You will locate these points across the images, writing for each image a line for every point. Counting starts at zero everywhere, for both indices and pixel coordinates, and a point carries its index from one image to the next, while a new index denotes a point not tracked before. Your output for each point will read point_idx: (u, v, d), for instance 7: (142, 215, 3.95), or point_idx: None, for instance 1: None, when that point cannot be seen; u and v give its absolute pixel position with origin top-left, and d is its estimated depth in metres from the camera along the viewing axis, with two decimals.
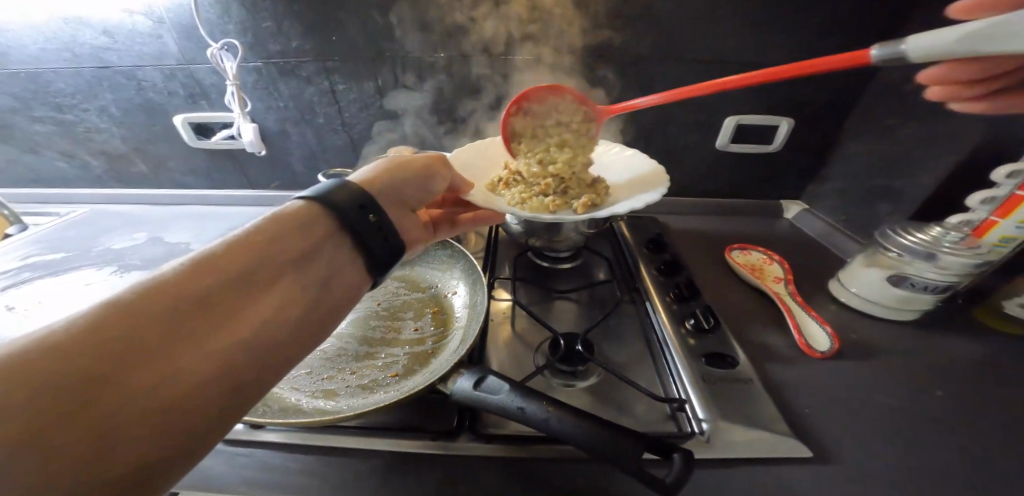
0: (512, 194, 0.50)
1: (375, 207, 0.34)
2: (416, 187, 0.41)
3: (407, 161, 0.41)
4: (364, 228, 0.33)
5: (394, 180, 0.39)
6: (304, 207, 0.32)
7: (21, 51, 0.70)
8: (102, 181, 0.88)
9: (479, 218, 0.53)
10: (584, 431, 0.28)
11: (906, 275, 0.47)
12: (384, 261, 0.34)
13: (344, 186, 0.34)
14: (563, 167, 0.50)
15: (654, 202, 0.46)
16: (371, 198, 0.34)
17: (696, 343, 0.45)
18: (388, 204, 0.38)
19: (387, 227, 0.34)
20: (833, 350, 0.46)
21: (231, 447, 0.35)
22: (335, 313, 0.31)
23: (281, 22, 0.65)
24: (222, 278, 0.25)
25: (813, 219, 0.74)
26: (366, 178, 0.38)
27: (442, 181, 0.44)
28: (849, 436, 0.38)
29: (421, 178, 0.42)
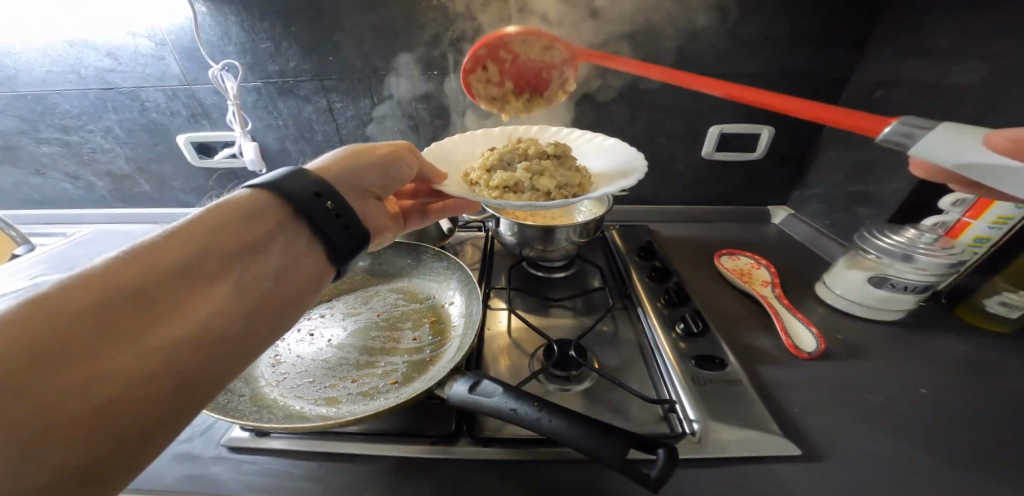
0: (487, 186, 0.49)
1: (331, 192, 0.35)
2: (375, 177, 0.43)
3: (364, 152, 0.43)
4: (318, 213, 0.34)
5: (350, 169, 0.41)
6: (252, 197, 0.33)
7: (28, 75, 0.72)
8: (105, 201, 0.90)
9: (448, 207, 0.55)
10: (573, 431, 0.29)
11: (887, 276, 0.49)
12: (341, 245, 0.36)
13: (297, 173, 0.36)
14: (546, 163, 0.49)
15: (631, 186, 0.45)
16: (324, 184, 0.35)
17: (686, 347, 0.46)
18: (346, 192, 0.40)
19: (343, 212, 0.35)
20: (820, 350, 0.48)
21: (238, 454, 0.36)
22: (293, 299, 0.32)
23: (279, 43, 0.67)
24: (164, 272, 0.26)
25: (799, 224, 0.76)
26: (321, 167, 0.40)
27: (410, 168, 0.45)
28: (837, 434, 0.39)
29: (381, 168, 0.43)
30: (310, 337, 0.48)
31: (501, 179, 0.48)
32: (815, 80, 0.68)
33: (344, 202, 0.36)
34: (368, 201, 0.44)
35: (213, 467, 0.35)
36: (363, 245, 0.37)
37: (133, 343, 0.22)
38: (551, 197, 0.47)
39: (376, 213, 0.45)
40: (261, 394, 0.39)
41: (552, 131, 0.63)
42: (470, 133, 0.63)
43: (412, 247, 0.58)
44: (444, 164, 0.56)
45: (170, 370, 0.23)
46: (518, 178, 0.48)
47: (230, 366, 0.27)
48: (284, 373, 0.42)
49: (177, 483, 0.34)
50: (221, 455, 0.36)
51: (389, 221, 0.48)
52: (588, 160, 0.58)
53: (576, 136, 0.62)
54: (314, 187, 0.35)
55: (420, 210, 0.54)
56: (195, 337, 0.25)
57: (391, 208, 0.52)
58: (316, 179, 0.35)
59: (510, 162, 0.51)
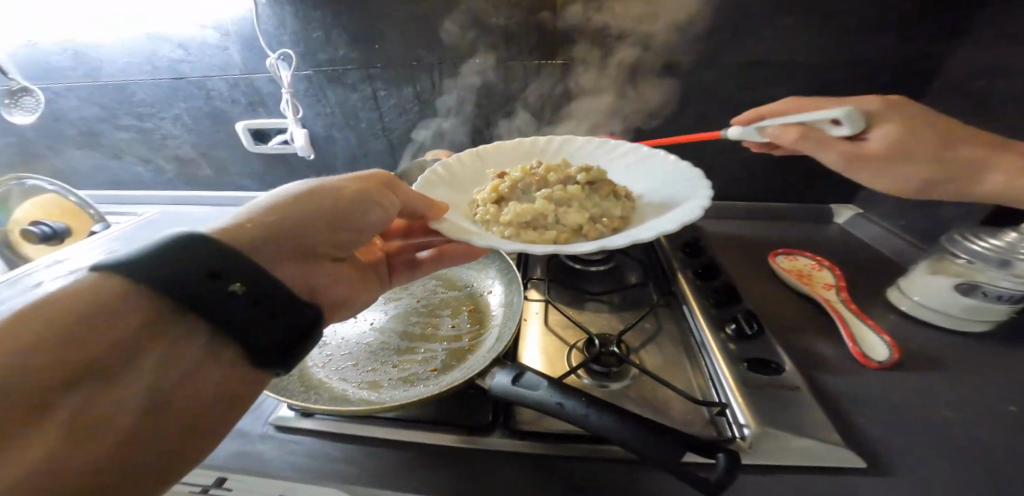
0: (499, 222, 0.41)
1: (242, 270, 0.23)
2: (328, 229, 0.33)
3: (310, 192, 0.33)
4: (225, 307, 0.22)
5: (284, 220, 0.30)
6: (101, 284, 0.20)
7: (111, 65, 0.79)
8: (172, 184, 0.97)
9: (446, 256, 0.48)
10: (623, 430, 0.28)
11: (979, 284, 0.44)
12: (269, 344, 0.25)
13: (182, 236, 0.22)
14: (572, 192, 0.43)
15: (687, 222, 0.36)
16: (230, 258, 0.23)
17: (737, 348, 0.43)
18: (269, 256, 0.29)
19: (265, 298, 0.24)
20: (892, 360, 0.43)
21: (283, 435, 0.37)
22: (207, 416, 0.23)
23: (330, 32, 0.69)
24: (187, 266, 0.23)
25: (867, 225, 0.69)
26: (228, 229, 0.28)
27: (383, 212, 0.36)
28: (913, 452, 0.35)
29: (339, 217, 0.34)
30: (353, 319, 0.49)
31: (518, 215, 0.41)
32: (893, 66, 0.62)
33: (265, 280, 0.25)
34: (318, 262, 0.34)
35: (260, 444, 0.36)
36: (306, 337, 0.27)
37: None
38: (584, 235, 0.40)
39: (336, 277, 0.37)
40: (308, 374, 0.40)
41: (580, 142, 0.57)
42: (482, 148, 0.56)
43: None
44: (455, 186, 0.49)
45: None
46: (537, 212, 0.41)
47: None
48: (330, 354, 0.43)
49: (228, 459, 0.35)
50: (268, 434, 0.37)
51: (355, 279, 0.40)
52: (629, 179, 0.52)
53: (612, 147, 0.56)
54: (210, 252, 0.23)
55: (411, 260, 0.48)
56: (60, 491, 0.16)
57: (371, 255, 0.46)
58: (222, 245, 0.24)
59: (527, 191, 0.45)
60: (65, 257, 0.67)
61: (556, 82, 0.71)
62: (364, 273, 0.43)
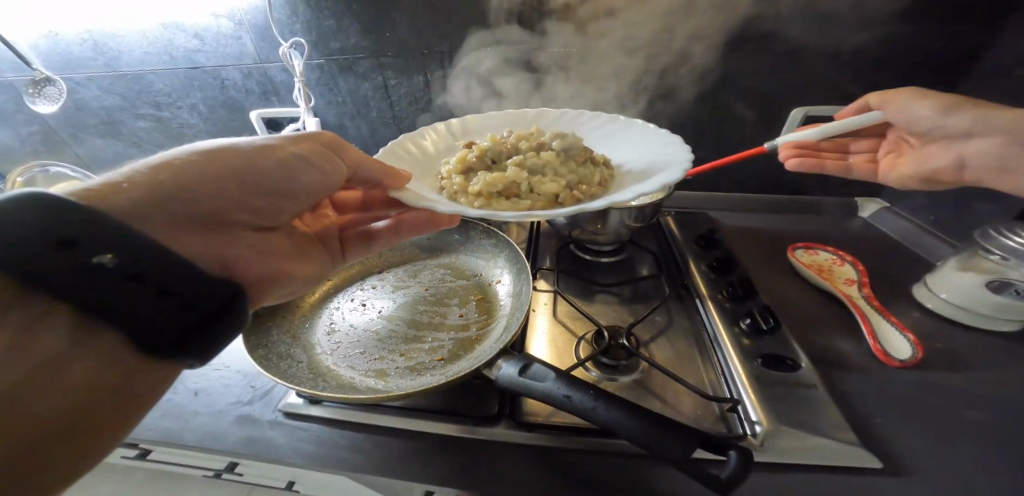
0: (467, 193, 0.41)
1: (114, 239, 0.23)
2: (244, 192, 0.33)
3: (222, 151, 0.32)
4: (97, 279, 0.22)
5: (195, 181, 0.29)
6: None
7: (130, 56, 0.80)
8: None
9: (402, 225, 0.47)
10: (633, 424, 0.27)
11: (1011, 281, 0.42)
12: (157, 321, 0.24)
13: (28, 197, 0.21)
14: (546, 160, 0.42)
15: (669, 184, 0.35)
16: (101, 226, 0.22)
17: (751, 343, 0.42)
18: (166, 221, 0.28)
19: (147, 268, 0.24)
20: (916, 358, 0.42)
21: (292, 422, 0.38)
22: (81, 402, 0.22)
23: (342, 21, 0.69)
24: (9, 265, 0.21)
25: (894, 219, 0.67)
26: (101, 190, 0.25)
27: (322, 173, 0.37)
28: (937, 454, 0.33)
29: (259, 180, 0.33)
30: (360, 307, 0.49)
31: (491, 184, 0.40)
32: (929, 52, 0.58)
33: (143, 252, 0.24)
34: (234, 229, 0.34)
35: (270, 431, 0.37)
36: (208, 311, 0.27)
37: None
38: (561, 203, 0.40)
39: (260, 247, 0.37)
40: (316, 361, 0.41)
41: (547, 112, 0.56)
42: (449, 122, 0.54)
43: (461, 223, 0.58)
44: (420, 160, 0.48)
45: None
46: (509, 181, 0.40)
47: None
48: (338, 342, 0.44)
49: (238, 445, 0.36)
50: (277, 420, 0.38)
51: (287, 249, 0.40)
52: (602, 146, 0.51)
53: (583, 118, 0.55)
54: (72, 212, 0.22)
55: (361, 234, 0.48)
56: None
57: (314, 229, 0.47)
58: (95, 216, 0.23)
59: (497, 161, 0.45)
60: None
61: (570, 70, 0.70)
62: (296, 243, 0.43)
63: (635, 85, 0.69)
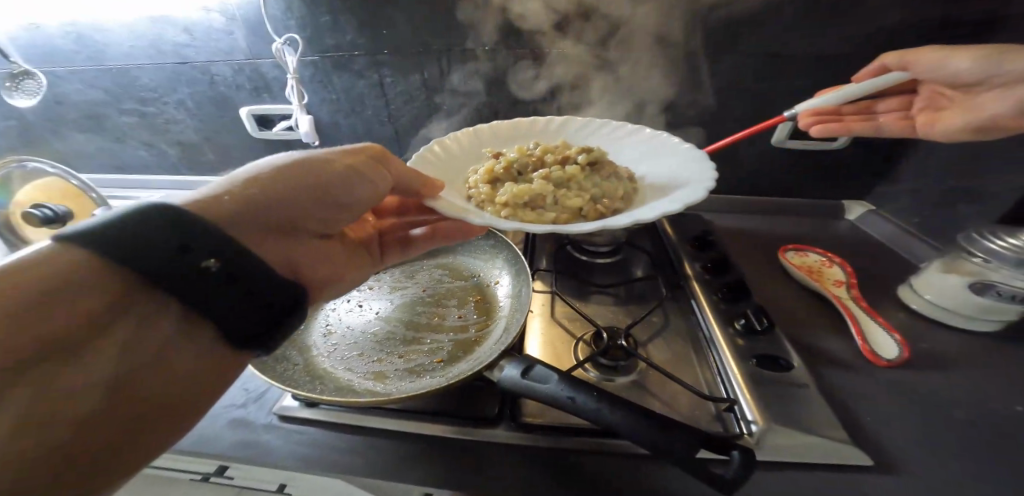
0: (494, 203, 0.41)
1: (217, 245, 0.24)
2: (312, 204, 0.33)
3: (294, 165, 0.33)
4: (197, 282, 0.23)
5: (268, 196, 0.30)
6: (61, 255, 0.21)
7: (115, 49, 0.78)
8: (175, 169, 0.96)
9: (438, 233, 0.48)
10: (636, 425, 0.27)
11: (992, 282, 0.43)
12: (238, 322, 0.26)
13: (147, 209, 0.22)
14: (571, 173, 0.42)
15: (691, 203, 0.36)
16: (207, 232, 0.24)
17: (745, 344, 0.43)
18: (251, 232, 0.29)
19: (239, 273, 0.25)
20: (902, 358, 0.43)
21: (288, 424, 0.37)
22: (167, 391, 0.24)
23: (338, 17, 0.68)
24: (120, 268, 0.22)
25: (881, 222, 0.69)
26: (198, 202, 0.27)
27: (371, 186, 0.36)
28: (922, 450, 0.35)
29: (322, 194, 0.34)
30: (358, 308, 0.48)
31: (518, 195, 0.40)
32: None
33: (234, 259, 0.25)
34: (302, 236, 0.35)
35: (265, 434, 0.36)
36: (276, 315, 0.29)
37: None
38: (585, 215, 0.40)
39: (318, 256, 0.38)
40: (313, 363, 0.40)
41: (570, 122, 0.56)
42: (478, 127, 0.55)
43: None
44: (446, 165, 0.48)
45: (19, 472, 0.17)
46: (536, 192, 0.41)
47: (102, 460, 0.20)
48: (335, 344, 0.43)
49: (231, 449, 0.35)
50: (272, 423, 0.37)
51: (341, 252, 0.41)
52: (625, 159, 0.52)
53: (606, 129, 0.55)
54: (175, 220, 0.23)
55: (402, 238, 0.48)
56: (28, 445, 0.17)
57: (359, 234, 0.46)
58: (194, 223, 0.24)
59: (523, 172, 0.45)
60: None
61: (567, 71, 0.70)
62: (346, 247, 0.43)
63: (632, 87, 0.70)
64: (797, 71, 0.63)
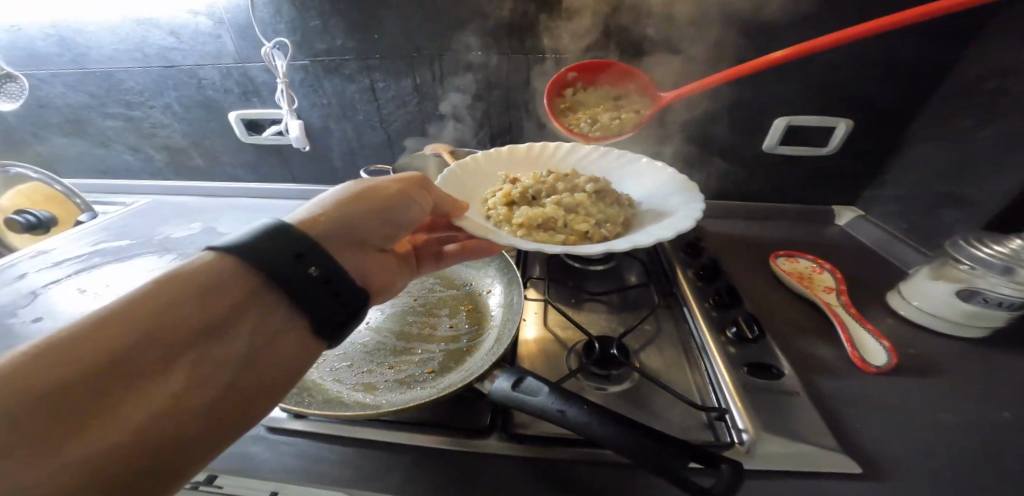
0: (511, 223, 0.42)
1: (313, 251, 0.27)
2: (379, 223, 0.34)
3: (360, 194, 0.34)
4: (299, 284, 0.25)
5: (343, 217, 0.32)
6: (211, 264, 0.25)
7: (99, 52, 0.76)
8: (162, 173, 0.94)
9: (467, 249, 0.49)
10: (626, 439, 0.27)
11: (978, 290, 0.43)
12: (333, 318, 0.27)
13: (270, 229, 0.27)
14: (580, 197, 0.43)
15: (686, 229, 0.37)
16: (307, 242, 0.27)
17: (737, 352, 0.43)
18: (341, 245, 0.31)
19: (334, 276, 0.27)
20: (891, 365, 0.43)
21: (275, 436, 0.36)
22: (283, 378, 0.25)
23: (328, 20, 0.67)
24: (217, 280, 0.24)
25: (870, 228, 0.70)
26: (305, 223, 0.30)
27: (420, 209, 0.37)
28: (911, 456, 0.35)
29: (386, 212, 0.35)
30: None
31: (534, 216, 0.41)
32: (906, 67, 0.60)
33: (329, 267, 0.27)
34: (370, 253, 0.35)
35: (251, 446, 0.36)
36: (362, 315, 0.29)
37: (103, 427, 0.18)
38: (591, 239, 0.41)
39: (385, 268, 0.37)
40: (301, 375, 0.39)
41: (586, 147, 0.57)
42: (495, 148, 0.55)
43: None
44: (466, 186, 0.49)
45: (156, 442, 0.19)
46: (549, 215, 0.41)
47: (171, 465, 0.19)
48: (324, 354, 0.42)
49: (218, 461, 0.34)
50: (259, 435, 0.36)
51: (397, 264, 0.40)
52: (632, 187, 0.52)
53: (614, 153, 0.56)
54: (290, 238, 0.27)
55: (436, 252, 0.47)
56: (168, 416, 0.19)
57: (402, 249, 0.44)
58: (295, 241, 0.26)
59: (537, 197, 0.45)
60: (52, 247, 0.66)
61: None
62: (401, 264, 0.41)
63: None
64: (788, 77, 0.63)
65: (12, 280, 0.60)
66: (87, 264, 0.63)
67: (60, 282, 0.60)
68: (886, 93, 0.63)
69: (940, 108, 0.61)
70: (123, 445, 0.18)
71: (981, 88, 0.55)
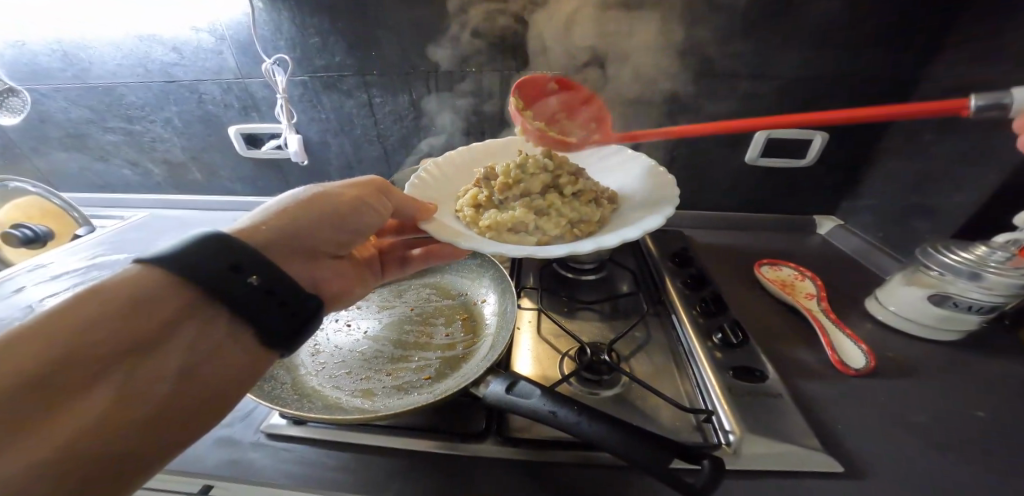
0: (479, 225, 0.43)
1: (257, 264, 0.29)
2: (329, 231, 0.36)
3: (311, 199, 0.36)
4: (242, 294, 0.27)
5: (290, 226, 0.34)
6: (145, 275, 0.25)
7: (101, 67, 0.78)
8: (160, 187, 0.95)
9: (433, 255, 0.51)
10: (614, 439, 0.28)
11: (949, 295, 0.46)
12: (277, 328, 0.29)
13: (210, 236, 0.28)
14: (551, 199, 0.44)
15: (653, 228, 0.38)
16: (250, 255, 0.29)
17: (723, 357, 0.44)
18: (286, 254, 0.33)
19: (276, 285, 0.29)
20: (869, 367, 0.45)
21: (275, 443, 0.37)
22: (227, 385, 0.27)
23: (327, 38, 0.70)
24: (154, 290, 0.25)
25: (848, 236, 0.73)
26: (246, 231, 0.31)
27: (378, 214, 0.39)
28: (886, 453, 0.37)
29: (338, 219, 0.37)
30: (346, 327, 0.49)
31: (501, 218, 0.42)
32: (878, 85, 0.63)
33: (273, 275, 0.29)
34: (321, 260, 0.37)
35: (252, 453, 0.36)
36: (307, 324, 0.31)
37: (49, 433, 0.19)
38: (562, 240, 0.42)
39: (336, 273, 0.40)
40: (301, 382, 0.40)
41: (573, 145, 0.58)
42: (472, 146, 0.57)
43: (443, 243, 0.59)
44: (439, 186, 0.50)
45: (99, 445, 0.20)
46: (518, 217, 0.42)
47: (120, 465, 0.21)
48: (323, 362, 0.43)
49: (218, 468, 0.35)
50: (258, 442, 0.37)
51: (352, 271, 0.42)
52: (611, 180, 0.53)
53: (592, 148, 0.57)
54: (232, 246, 0.28)
55: (401, 258, 0.50)
56: (111, 423, 0.21)
57: (365, 254, 0.47)
58: (237, 250, 0.28)
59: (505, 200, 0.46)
60: (51, 261, 0.66)
61: None
62: (361, 269, 0.45)
63: (612, 108, 0.72)
64: (768, 94, 0.67)
65: (8, 294, 0.60)
66: (86, 277, 0.63)
67: (57, 294, 0.60)
68: (859, 110, 0.66)
69: (910, 122, 0.64)
70: (71, 448, 0.19)
71: (946, 104, 0.59)
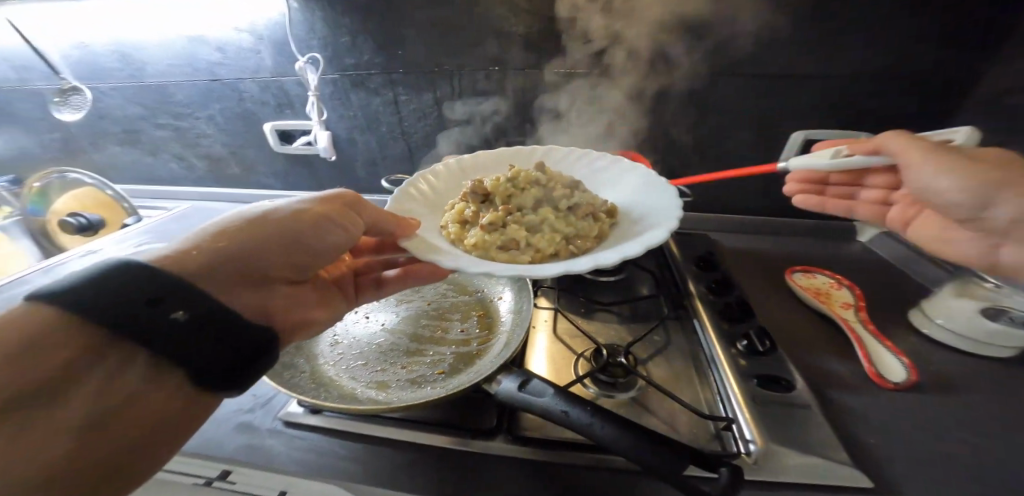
0: (467, 242, 0.42)
1: (182, 296, 0.26)
2: (282, 253, 0.35)
3: (261, 219, 0.35)
4: (163, 329, 0.24)
5: (230, 247, 0.32)
6: (32, 316, 0.22)
7: (154, 67, 0.83)
8: (201, 181, 1.01)
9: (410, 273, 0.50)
10: (625, 442, 0.28)
11: (1004, 307, 0.43)
12: (213, 367, 0.27)
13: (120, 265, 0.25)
14: (546, 214, 0.44)
15: (658, 241, 0.37)
16: (174, 283, 0.26)
17: (747, 365, 0.42)
18: (229, 278, 0.31)
19: (210, 317, 0.26)
20: (910, 381, 0.42)
21: (291, 430, 0.38)
22: (142, 439, 0.24)
23: (356, 38, 0.72)
24: (44, 335, 0.22)
25: (891, 243, 0.68)
26: (170, 257, 0.29)
27: (346, 232, 0.38)
28: (923, 472, 0.34)
29: (294, 240, 0.36)
30: (364, 319, 0.50)
31: (491, 236, 0.41)
32: (930, 81, 0.59)
33: (208, 304, 0.27)
34: (272, 285, 0.36)
35: (269, 440, 0.38)
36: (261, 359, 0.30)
37: None
38: (557, 256, 0.41)
39: (291, 297, 0.39)
40: (319, 371, 0.41)
41: (564, 156, 0.57)
42: (461, 156, 0.56)
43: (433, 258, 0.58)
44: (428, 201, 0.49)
45: None
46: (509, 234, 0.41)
47: None
48: (341, 353, 0.44)
49: (237, 452, 0.37)
50: (275, 429, 0.39)
51: (314, 296, 0.42)
52: (613, 191, 0.52)
53: (585, 159, 0.56)
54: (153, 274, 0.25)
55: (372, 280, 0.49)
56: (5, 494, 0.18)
57: (331, 278, 0.46)
58: (160, 278, 0.25)
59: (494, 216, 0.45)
60: (100, 247, 0.71)
61: (573, 92, 0.72)
62: (326, 292, 0.44)
63: (638, 106, 0.71)
64: (805, 92, 0.63)
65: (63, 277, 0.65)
66: None
67: None
68: (908, 108, 0.61)
69: (965, 122, 0.59)
70: None
71: (1009, 101, 0.54)
